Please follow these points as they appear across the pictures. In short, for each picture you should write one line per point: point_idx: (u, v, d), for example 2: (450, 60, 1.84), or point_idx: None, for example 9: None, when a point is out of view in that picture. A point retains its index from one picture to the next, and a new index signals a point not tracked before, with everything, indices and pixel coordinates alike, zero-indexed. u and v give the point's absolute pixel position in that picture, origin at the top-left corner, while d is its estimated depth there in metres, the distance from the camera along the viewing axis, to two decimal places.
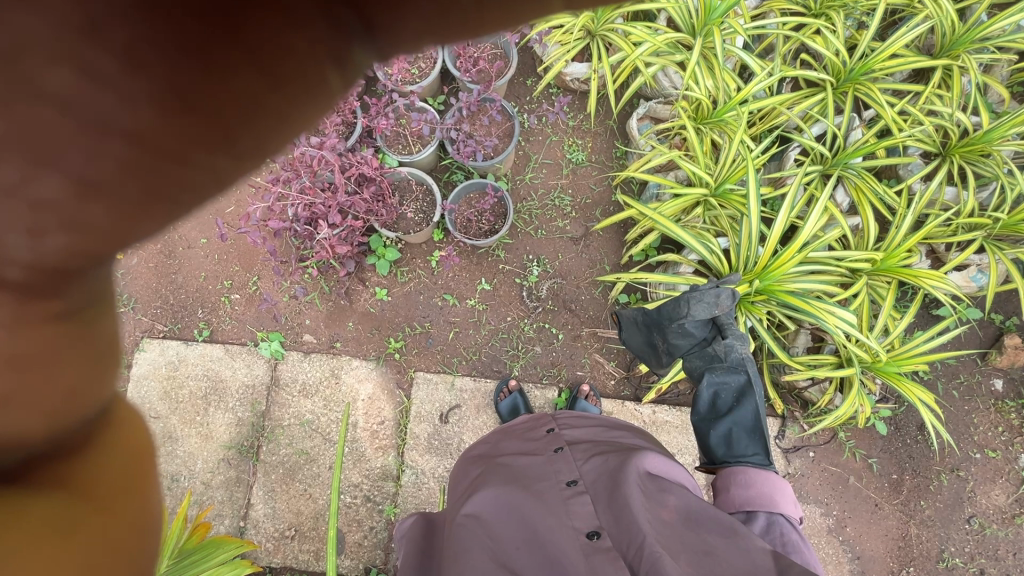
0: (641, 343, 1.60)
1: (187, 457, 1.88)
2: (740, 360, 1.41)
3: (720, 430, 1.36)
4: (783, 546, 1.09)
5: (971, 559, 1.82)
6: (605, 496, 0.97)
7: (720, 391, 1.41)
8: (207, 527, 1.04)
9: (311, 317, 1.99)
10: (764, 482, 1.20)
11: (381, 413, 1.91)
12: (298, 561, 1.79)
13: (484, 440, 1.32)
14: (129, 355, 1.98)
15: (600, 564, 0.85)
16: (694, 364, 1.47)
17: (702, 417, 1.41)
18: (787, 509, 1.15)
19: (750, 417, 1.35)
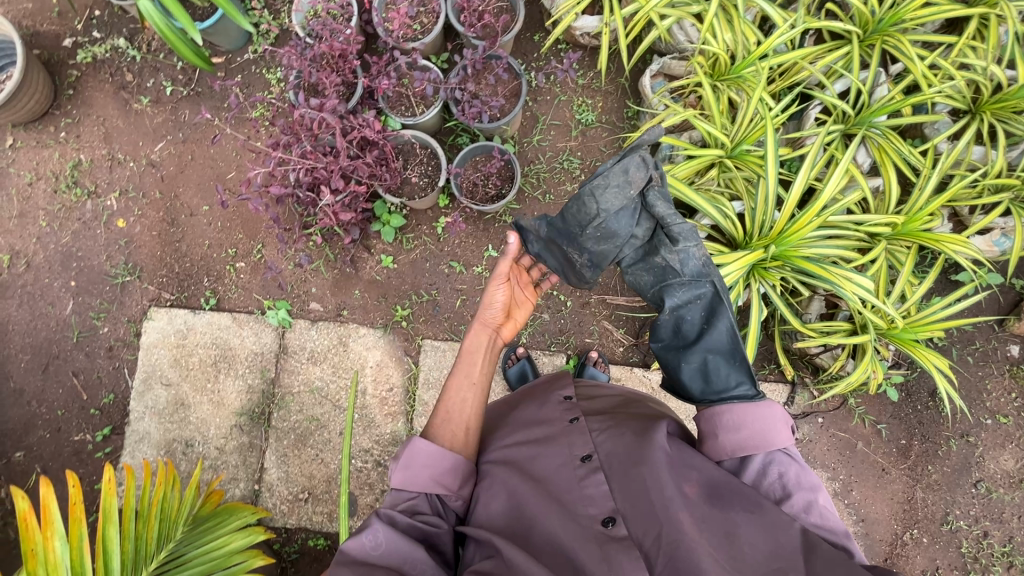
0: (563, 258, 1.42)
1: (200, 424, 1.91)
2: (699, 266, 1.14)
3: (692, 365, 1.08)
4: (783, 489, 0.92)
5: (976, 521, 1.83)
6: (621, 476, 0.96)
7: (684, 312, 1.16)
8: (221, 494, 1.05)
9: (317, 285, 1.97)
10: (756, 419, 0.95)
11: (389, 379, 1.92)
12: (312, 522, 1.84)
13: (504, 402, 1.34)
14: (138, 324, 1.98)
15: (615, 553, 0.87)
16: (647, 275, 1.26)
17: (669, 348, 1.15)
18: (784, 439, 0.95)
19: (726, 339, 1.08)
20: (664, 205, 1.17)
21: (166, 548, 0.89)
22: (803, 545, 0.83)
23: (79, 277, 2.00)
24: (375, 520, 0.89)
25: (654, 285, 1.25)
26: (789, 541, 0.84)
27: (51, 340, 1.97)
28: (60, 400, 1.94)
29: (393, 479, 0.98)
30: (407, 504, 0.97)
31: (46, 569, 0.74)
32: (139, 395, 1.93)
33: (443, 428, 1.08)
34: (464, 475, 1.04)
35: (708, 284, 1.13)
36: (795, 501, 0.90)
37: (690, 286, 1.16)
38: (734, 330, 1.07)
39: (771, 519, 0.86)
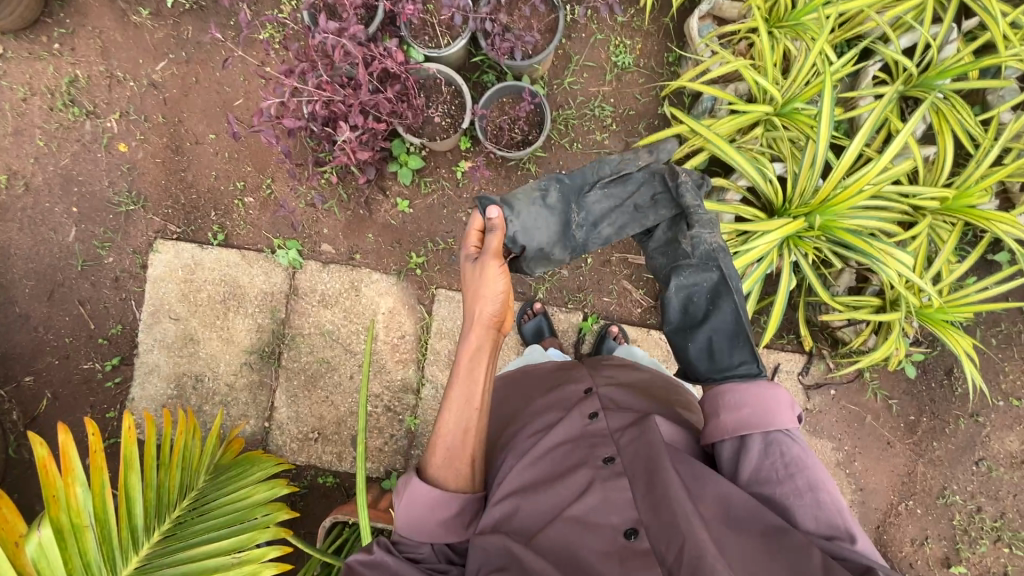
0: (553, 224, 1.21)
1: (209, 360, 1.89)
2: (708, 250, 1.11)
3: (700, 342, 1.07)
4: (785, 467, 0.87)
5: (971, 497, 1.86)
6: (642, 482, 0.91)
7: (691, 292, 1.13)
8: (241, 445, 1.03)
9: (330, 226, 1.90)
10: (758, 397, 0.93)
11: (401, 327, 1.89)
12: (322, 461, 1.86)
13: (516, 384, 1.33)
14: (143, 255, 1.93)
15: (635, 570, 0.81)
16: (655, 258, 1.21)
17: (675, 328, 1.12)
18: (785, 421, 0.91)
19: (732, 320, 1.07)
20: (690, 192, 1.15)
21: (188, 496, 0.88)
22: (823, 567, 0.75)
23: (81, 203, 1.92)
24: (376, 547, 0.96)
25: (663, 267, 1.19)
26: (808, 564, 0.76)
27: (55, 267, 1.92)
28: (67, 328, 1.91)
29: (397, 520, 0.98)
30: (415, 552, 0.99)
31: (69, 515, 0.72)
32: (147, 327, 1.91)
33: (445, 468, 0.99)
34: (472, 509, 1.00)
35: (715, 269, 1.10)
36: (799, 479, 0.86)
37: (697, 270, 1.12)
38: (741, 312, 1.06)
39: (792, 541, 0.80)
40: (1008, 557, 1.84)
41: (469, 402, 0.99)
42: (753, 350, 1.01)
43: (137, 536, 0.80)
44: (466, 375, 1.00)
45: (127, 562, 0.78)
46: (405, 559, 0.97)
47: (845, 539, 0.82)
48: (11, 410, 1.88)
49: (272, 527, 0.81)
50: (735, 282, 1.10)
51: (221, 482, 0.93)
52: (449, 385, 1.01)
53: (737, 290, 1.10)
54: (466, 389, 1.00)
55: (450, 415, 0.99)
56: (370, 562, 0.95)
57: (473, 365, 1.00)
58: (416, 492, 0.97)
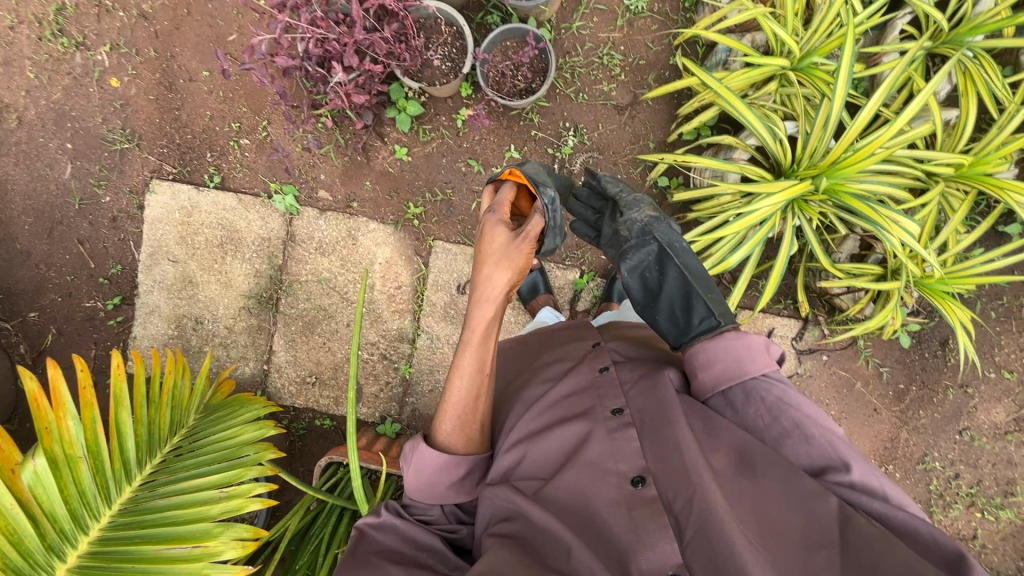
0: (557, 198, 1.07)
1: (209, 302, 1.91)
2: (639, 224, 1.12)
3: (663, 313, 1.08)
4: (769, 413, 0.89)
5: (951, 464, 1.90)
6: (651, 434, 0.92)
7: (642, 270, 1.11)
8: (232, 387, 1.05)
9: (326, 172, 1.87)
10: (728, 351, 0.94)
11: (398, 278, 1.89)
12: (319, 404, 1.92)
13: (525, 344, 1.36)
14: (140, 195, 1.91)
15: (643, 519, 0.82)
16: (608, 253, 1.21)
17: (638, 306, 1.13)
18: (760, 366, 0.92)
19: (682, 283, 1.07)
20: (612, 184, 1.26)
21: (178, 435, 0.92)
22: (837, 518, 0.76)
23: (75, 140, 1.90)
24: (383, 508, 0.99)
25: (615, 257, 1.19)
26: (822, 514, 0.77)
27: (53, 205, 1.92)
28: (68, 266, 1.93)
29: (406, 484, 1.01)
30: (425, 515, 1.03)
31: (62, 447, 0.76)
32: (146, 269, 1.92)
33: (454, 434, 0.99)
34: (479, 468, 1.03)
35: (652, 237, 1.10)
36: (785, 419, 0.88)
37: (636, 246, 1.11)
38: (686, 273, 1.07)
39: (806, 488, 0.80)
40: (979, 522, 1.90)
41: (481, 371, 0.98)
42: (707, 304, 1.03)
43: (130, 469, 0.84)
44: (477, 344, 0.97)
45: (121, 492, 0.82)
46: (416, 522, 1.01)
47: (838, 469, 0.83)
48: (18, 344, 1.93)
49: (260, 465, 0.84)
50: (676, 244, 1.11)
51: (210, 422, 0.95)
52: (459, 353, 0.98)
53: (682, 252, 1.11)
54: (475, 359, 0.97)
55: (462, 382, 0.97)
56: (379, 526, 0.98)
57: (487, 336, 0.97)
58: (423, 456, 0.99)
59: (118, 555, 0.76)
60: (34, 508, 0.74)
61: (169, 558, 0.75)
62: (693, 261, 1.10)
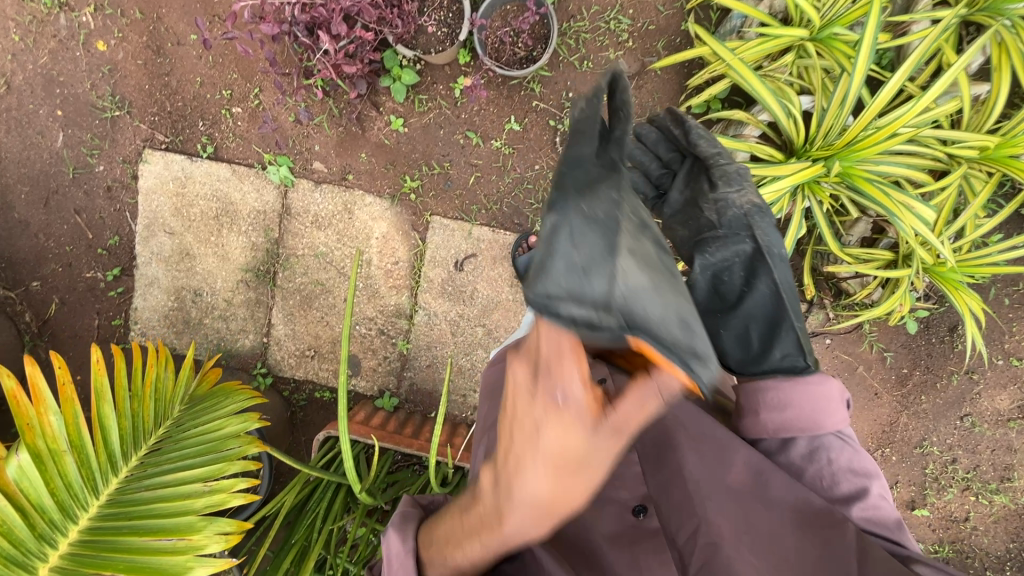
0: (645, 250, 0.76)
1: (207, 275, 1.91)
2: (739, 216, 1.10)
3: (732, 330, 1.09)
4: (832, 474, 0.93)
5: (949, 449, 1.89)
6: (658, 465, 1.02)
7: (719, 270, 1.12)
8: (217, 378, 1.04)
9: (321, 144, 1.83)
10: (806, 400, 0.95)
11: (395, 253, 1.87)
12: (319, 376, 1.93)
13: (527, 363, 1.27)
14: (133, 165, 1.88)
15: (643, 553, 0.96)
16: (675, 222, 1.24)
17: (707, 310, 1.13)
18: (832, 423, 0.95)
19: (769, 304, 1.06)
20: (706, 142, 1.16)
21: (163, 425, 0.91)
22: (858, 547, 0.82)
23: (65, 107, 1.85)
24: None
25: (686, 239, 1.22)
26: (841, 541, 0.83)
27: (47, 173, 1.89)
28: (67, 236, 1.92)
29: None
30: None
31: (46, 441, 0.77)
32: (143, 240, 1.91)
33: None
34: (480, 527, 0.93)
35: (749, 236, 1.10)
36: (841, 488, 0.93)
37: (727, 241, 1.12)
38: (778, 292, 1.04)
39: (825, 517, 0.87)
40: (972, 505, 1.91)
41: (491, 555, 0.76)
42: (795, 338, 1.01)
43: (115, 461, 0.84)
44: (497, 537, 0.72)
45: (108, 484, 0.83)
46: None
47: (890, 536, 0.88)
48: (23, 313, 1.95)
49: (242, 459, 0.84)
50: (775, 250, 1.09)
51: (194, 412, 0.94)
52: (472, 542, 0.74)
53: (779, 261, 1.09)
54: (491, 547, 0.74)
55: (468, 563, 0.76)
56: None
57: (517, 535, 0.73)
58: None
59: (104, 544, 0.77)
60: (20, 499, 0.75)
61: (152, 549, 0.76)
62: (786, 273, 1.08)
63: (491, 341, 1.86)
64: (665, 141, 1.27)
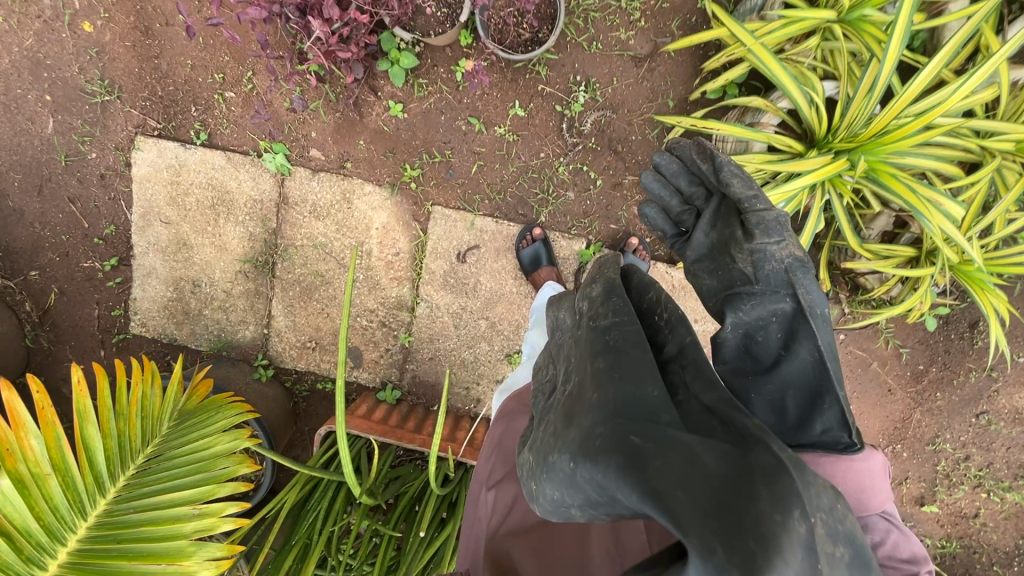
0: (734, 516, 0.46)
1: (205, 265, 1.86)
2: (778, 270, 0.85)
3: (762, 398, 0.81)
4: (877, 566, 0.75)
5: (962, 446, 1.84)
6: None
7: (753, 330, 0.86)
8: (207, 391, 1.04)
9: (318, 131, 1.77)
10: (850, 478, 0.74)
11: (395, 244, 1.81)
12: (321, 368, 1.88)
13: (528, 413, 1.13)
14: (126, 152, 1.83)
15: None
16: (699, 268, 0.98)
17: (734, 373, 0.85)
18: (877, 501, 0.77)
19: (814, 372, 0.80)
20: (738, 178, 0.89)
21: (151, 443, 0.92)
22: None
23: (54, 91, 1.79)
24: None
25: (715, 292, 0.95)
26: None
27: (39, 161, 1.84)
28: (62, 226, 1.88)
29: None
30: None
31: (28, 466, 0.76)
32: (139, 230, 1.86)
33: None
34: None
35: (790, 295, 0.85)
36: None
37: (763, 299, 0.86)
38: (823, 360, 0.78)
39: None
40: (984, 502, 1.87)
41: None
42: (839, 407, 0.76)
43: (102, 482, 0.84)
44: None
45: (96, 505, 0.83)
46: None
47: None
48: (23, 302, 1.90)
49: (235, 481, 0.83)
50: (818, 310, 0.84)
51: (181, 428, 0.95)
52: None
53: (822, 322, 0.85)
54: None
55: None
56: None
57: None
58: None
59: (94, 569, 0.77)
60: (5, 523, 0.75)
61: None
62: (830, 336, 0.84)
63: (494, 333, 1.80)
64: (687, 173, 1.03)
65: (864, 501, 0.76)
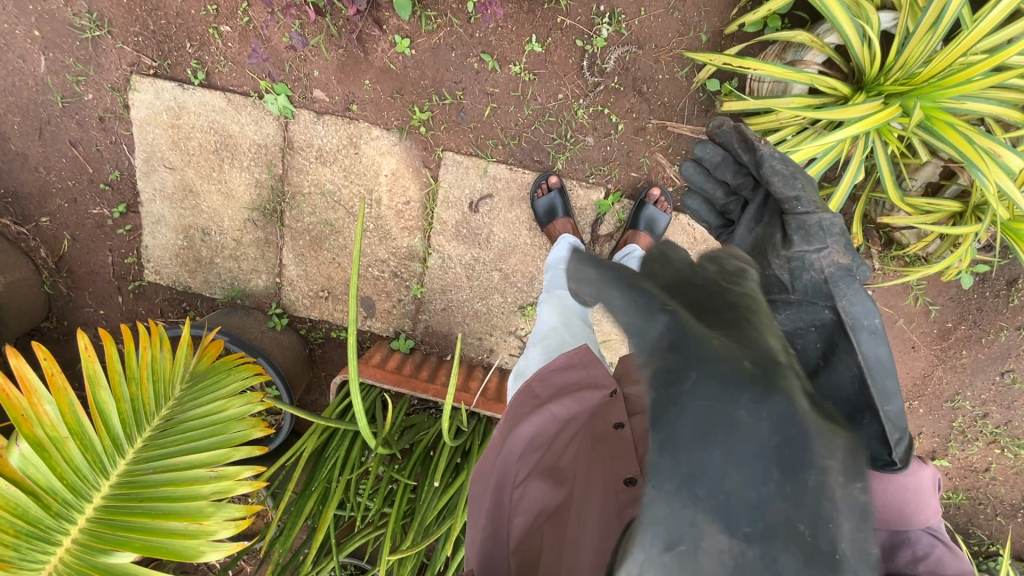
0: (799, 459, 0.49)
1: (212, 214, 1.81)
2: (817, 280, 0.86)
3: None
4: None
5: (982, 404, 1.81)
6: None
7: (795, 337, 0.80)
8: (218, 352, 1.11)
9: (320, 69, 1.68)
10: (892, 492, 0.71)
11: (405, 193, 1.74)
12: (335, 317, 1.86)
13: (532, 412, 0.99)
14: (122, 93, 1.75)
15: None
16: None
17: None
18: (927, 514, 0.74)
19: (854, 387, 0.73)
20: (778, 177, 0.94)
21: (165, 406, 1.00)
22: None
23: (41, 25, 1.69)
24: None
25: None
26: None
27: (36, 103, 1.77)
28: (66, 170, 1.82)
29: None
30: None
31: (46, 430, 0.85)
32: (144, 176, 1.81)
33: None
34: None
35: (830, 306, 0.83)
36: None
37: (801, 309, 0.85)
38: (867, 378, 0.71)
39: None
40: (996, 457, 1.85)
41: None
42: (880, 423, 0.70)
43: (120, 444, 0.93)
44: None
45: (116, 465, 0.92)
46: None
47: None
48: (38, 249, 1.88)
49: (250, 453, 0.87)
50: (864, 322, 0.79)
51: (191, 391, 1.02)
52: None
53: (872, 334, 0.79)
54: None
55: None
56: None
57: None
58: None
59: (120, 523, 0.86)
60: (31, 483, 0.84)
61: (166, 531, 0.86)
62: (885, 352, 0.77)
63: (507, 285, 1.75)
64: (734, 164, 1.10)
65: (909, 517, 0.71)
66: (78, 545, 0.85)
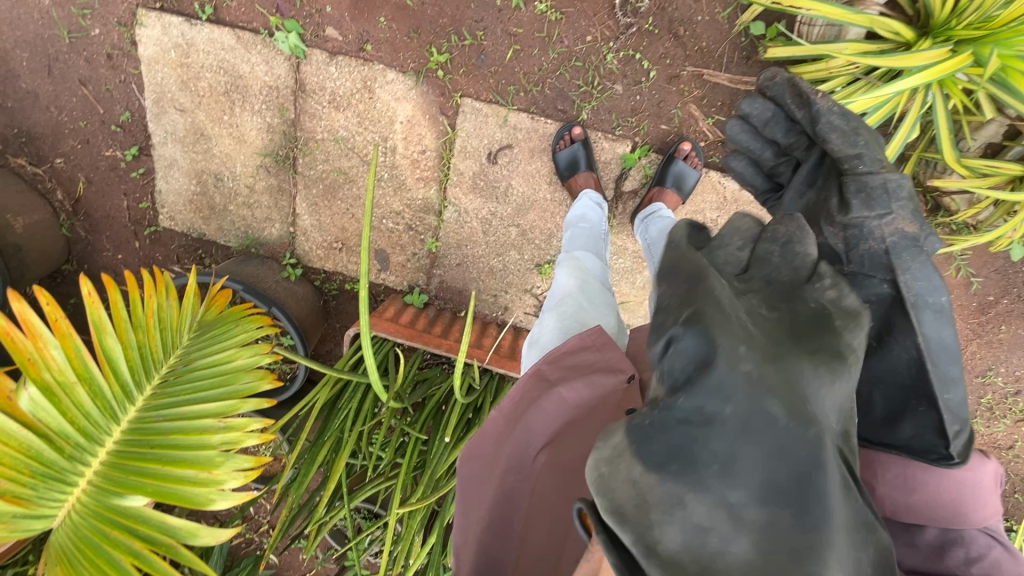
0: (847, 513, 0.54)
1: (224, 158, 1.77)
2: (875, 252, 0.82)
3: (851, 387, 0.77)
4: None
5: (1015, 382, 1.73)
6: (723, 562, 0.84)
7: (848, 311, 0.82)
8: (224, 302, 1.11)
9: (333, 5, 1.59)
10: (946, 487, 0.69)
11: (421, 141, 1.66)
12: (348, 269, 1.83)
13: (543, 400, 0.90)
14: (129, 29, 1.69)
15: None
16: None
17: None
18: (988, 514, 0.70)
19: (910, 371, 0.74)
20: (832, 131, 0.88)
21: (173, 355, 1.01)
22: None
23: None
24: None
25: None
26: None
27: (43, 37, 1.71)
28: (77, 110, 1.78)
29: None
30: None
31: (52, 374, 0.86)
32: (155, 117, 1.76)
33: None
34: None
35: (889, 280, 0.80)
36: None
37: (856, 282, 0.83)
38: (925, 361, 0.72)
39: None
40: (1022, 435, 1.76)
41: None
42: (937, 411, 0.71)
43: (130, 391, 0.94)
44: None
45: (127, 411, 0.94)
46: None
47: None
48: (54, 191, 1.86)
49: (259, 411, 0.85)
50: (929, 300, 0.76)
51: (197, 341, 1.03)
52: None
53: (938, 314, 0.76)
54: None
55: None
56: None
57: None
58: None
59: (132, 468, 0.89)
60: (42, 427, 0.86)
61: (179, 479, 0.88)
62: (950, 334, 0.75)
63: (525, 242, 1.69)
64: (783, 121, 1.02)
65: (965, 516, 0.69)
66: (93, 486, 0.89)
